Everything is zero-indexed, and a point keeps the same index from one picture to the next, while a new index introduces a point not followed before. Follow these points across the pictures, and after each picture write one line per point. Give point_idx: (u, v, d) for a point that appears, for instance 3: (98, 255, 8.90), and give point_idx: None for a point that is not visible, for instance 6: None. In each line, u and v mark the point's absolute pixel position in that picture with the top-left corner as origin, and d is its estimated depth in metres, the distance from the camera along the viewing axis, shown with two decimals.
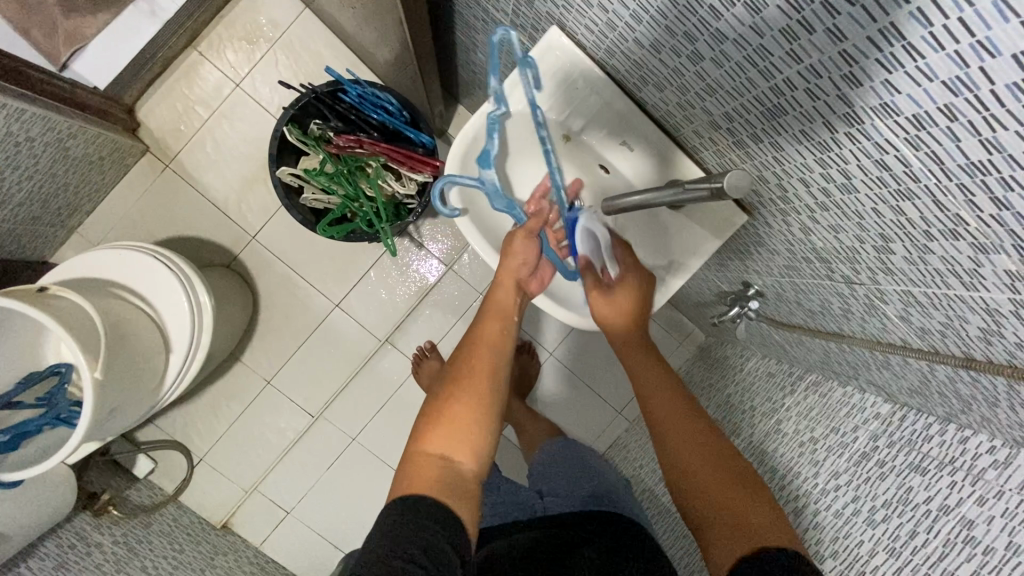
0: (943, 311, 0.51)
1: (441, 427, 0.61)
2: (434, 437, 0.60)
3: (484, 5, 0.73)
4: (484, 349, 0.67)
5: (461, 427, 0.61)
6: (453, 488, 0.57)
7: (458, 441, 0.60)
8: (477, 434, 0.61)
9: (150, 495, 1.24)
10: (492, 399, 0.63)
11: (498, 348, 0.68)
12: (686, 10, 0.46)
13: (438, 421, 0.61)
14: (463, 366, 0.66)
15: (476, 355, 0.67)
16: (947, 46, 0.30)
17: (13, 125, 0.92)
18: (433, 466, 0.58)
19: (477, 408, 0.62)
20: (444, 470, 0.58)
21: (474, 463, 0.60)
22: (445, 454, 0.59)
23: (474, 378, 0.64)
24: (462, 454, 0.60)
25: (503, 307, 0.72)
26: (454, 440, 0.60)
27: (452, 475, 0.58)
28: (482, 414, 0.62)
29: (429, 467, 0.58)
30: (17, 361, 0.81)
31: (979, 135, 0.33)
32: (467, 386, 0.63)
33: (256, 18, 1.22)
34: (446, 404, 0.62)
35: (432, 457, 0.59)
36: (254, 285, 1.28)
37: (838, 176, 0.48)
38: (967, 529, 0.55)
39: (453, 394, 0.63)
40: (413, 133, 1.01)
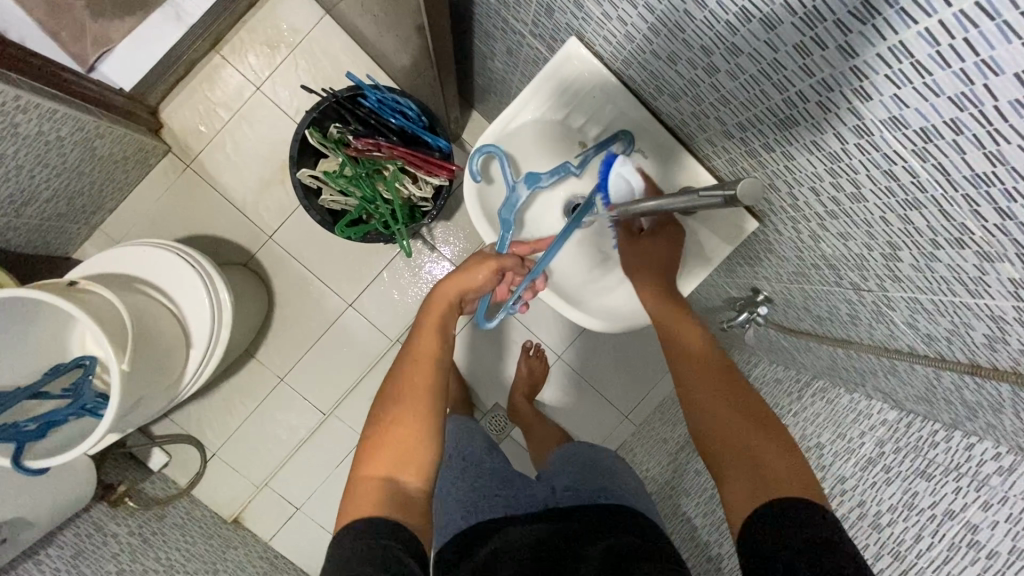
0: (950, 317, 0.52)
1: (384, 450, 0.65)
2: (378, 463, 0.64)
3: (504, 15, 0.75)
4: (423, 367, 0.72)
5: (404, 446, 0.65)
6: (403, 503, 0.61)
7: (404, 460, 0.64)
8: (420, 450, 0.65)
9: (164, 488, 1.27)
10: (431, 415, 0.68)
11: (436, 364, 0.73)
12: (702, 25, 0.48)
13: (381, 444, 0.66)
14: (404, 388, 0.71)
15: (416, 375, 0.72)
16: (953, 64, 0.32)
17: (44, 124, 0.96)
18: (377, 490, 0.61)
19: (419, 429, 0.66)
20: (392, 490, 0.62)
21: (420, 476, 0.64)
22: (388, 475, 0.63)
23: (417, 402, 0.69)
24: (407, 476, 0.64)
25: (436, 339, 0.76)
26: (395, 460, 0.64)
27: (399, 492, 0.62)
28: (423, 429, 0.67)
29: (373, 490, 0.61)
30: (46, 352, 0.84)
31: (983, 148, 0.35)
32: (408, 407, 0.68)
33: (278, 24, 1.25)
34: (390, 430, 0.66)
35: (375, 480, 0.62)
36: (270, 284, 1.30)
37: (847, 186, 0.50)
38: (971, 533, 0.57)
39: (395, 418, 0.67)
40: (431, 138, 1.04)
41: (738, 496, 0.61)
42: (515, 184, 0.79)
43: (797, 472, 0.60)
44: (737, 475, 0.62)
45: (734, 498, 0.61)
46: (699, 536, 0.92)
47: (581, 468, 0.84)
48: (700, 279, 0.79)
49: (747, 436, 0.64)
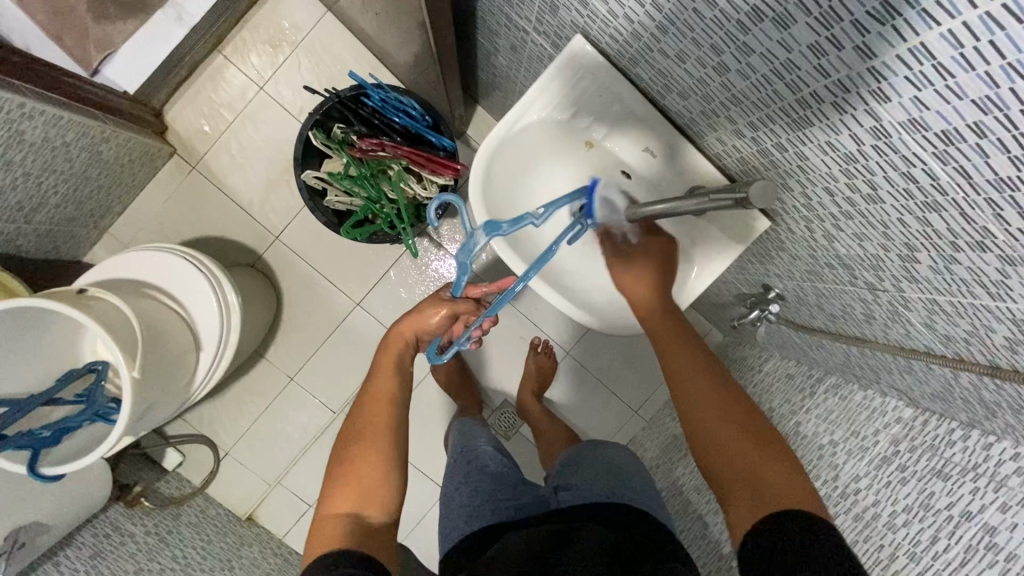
0: (969, 319, 0.51)
1: (347, 488, 0.69)
2: (341, 501, 0.68)
3: (507, 12, 0.74)
4: (381, 408, 0.78)
5: (366, 483, 0.70)
6: (367, 536, 0.64)
7: (365, 496, 0.68)
8: (380, 485, 0.70)
9: (178, 487, 1.28)
10: (390, 450, 0.73)
11: (393, 404, 0.79)
12: (712, 24, 0.47)
13: (343, 482, 0.70)
14: (364, 431, 0.76)
15: (374, 416, 0.77)
16: (977, 67, 0.31)
17: (49, 131, 0.96)
18: (341, 524, 0.65)
19: (381, 462, 0.72)
20: (355, 525, 0.65)
21: (384, 510, 0.68)
22: (353, 511, 0.67)
23: (377, 438, 0.74)
24: (370, 509, 0.68)
25: (386, 390, 0.80)
26: (358, 496, 0.68)
27: (363, 526, 0.66)
28: (383, 463, 0.72)
29: (336, 526, 0.65)
30: (58, 359, 0.85)
31: (1008, 152, 0.33)
32: (368, 446, 0.73)
33: (280, 22, 1.24)
34: (354, 467, 0.71)
35: (339, 517, 0.66)
36: (278, 284, 1.31)
37: (863, 187, 0.48)
38: (989, 535, 0.55)
39: (357, 456, 0.72)
40: (435, 137, 1.03)
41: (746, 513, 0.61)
42: (473, 231, 0.68)
43: (795, 485, 0.61)
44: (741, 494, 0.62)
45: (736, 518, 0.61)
46: (709, 533, 0.91)
47: (589, 468, 0.84)
48: (710, 279, 0.78)
49: (752, 458, 0.64)
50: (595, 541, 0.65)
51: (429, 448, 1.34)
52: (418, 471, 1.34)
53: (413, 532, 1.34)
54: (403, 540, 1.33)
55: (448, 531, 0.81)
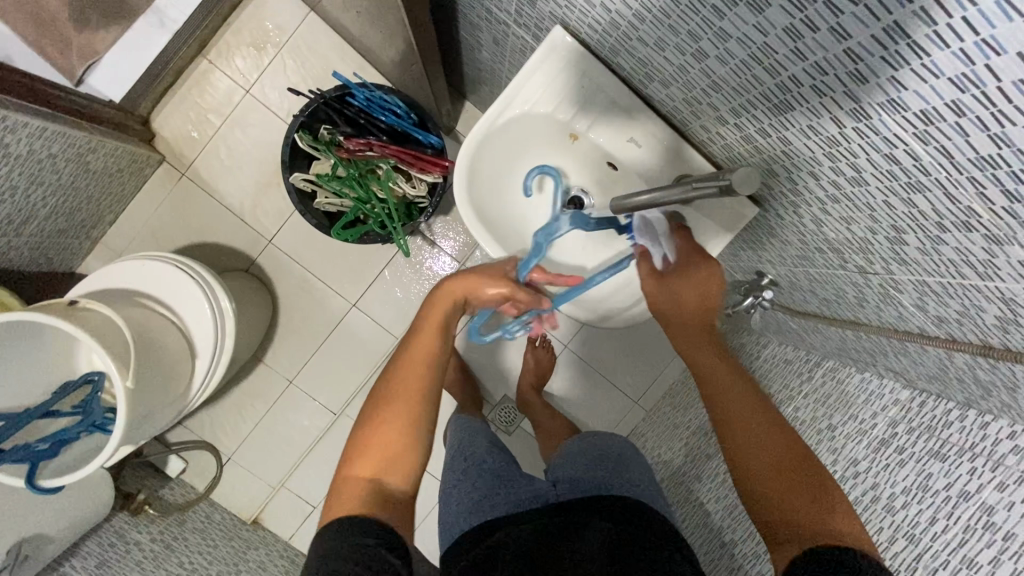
0: (959, 300, 0.50)
1: (371, 450, 0.65)
2: (364, 462, 0.64)
3: (486, 5, 0.73)
4: (416, 369, 0.70)
5: (390, 448, 0.65)
6: (390, 508, 0.61)
7: (389, 463, 0.64)
8: (407, 453, 0.65)
9: (183, 493, 1.29)
10: (420, 420, 0.67)
11: (430, 367, 0.71)
12: (688, 10, 0.46)
13: (369, 443, 0.65)
14: (394, 390, 0.69)
15: (408, 377, 0.70)
16: (952, 44, 0.30)
17: (35, 143, 0.96)
18: (362, 490, 0.62)
19: (407, 430, 0.66)
20: (376, 493, 0.62)
21: (405, 480, 0.64)
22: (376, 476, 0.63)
23: (405, 401, 0.68)
24: (392, 475, 0.64)
25: (424, 353, 0.72)
26: (381, 462, 0.64)
27: (384, 495, 0.62)
28: (411, 434, 0.66)
29: (358, 491, 0.62)
30: (53, 372, 0.85)
31: (988, 130, 0.33)
32: (396, 410, 0.67)
33: (263, 24, 1.23)
34: (379, 429, 0.66)
35: (362, 483, 0.62)
36: (273, 288, 1.30)
37: (847, 170, 0.48)
38: (987, 515, 0.55)
39: (384, 417, 0.67)
40: (422, 135, 1.02)
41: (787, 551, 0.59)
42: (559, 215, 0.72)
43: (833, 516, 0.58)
44: (784, 535, 0.60)
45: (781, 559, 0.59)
46: (712, 521, 0.91)
47: (588, 461, 0.84)
48: None
49: (791, 494, 0.62)
50: (601, 539, 0.65)
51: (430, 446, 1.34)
52: None
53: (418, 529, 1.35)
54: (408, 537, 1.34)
55: (448, 527, 0.81)
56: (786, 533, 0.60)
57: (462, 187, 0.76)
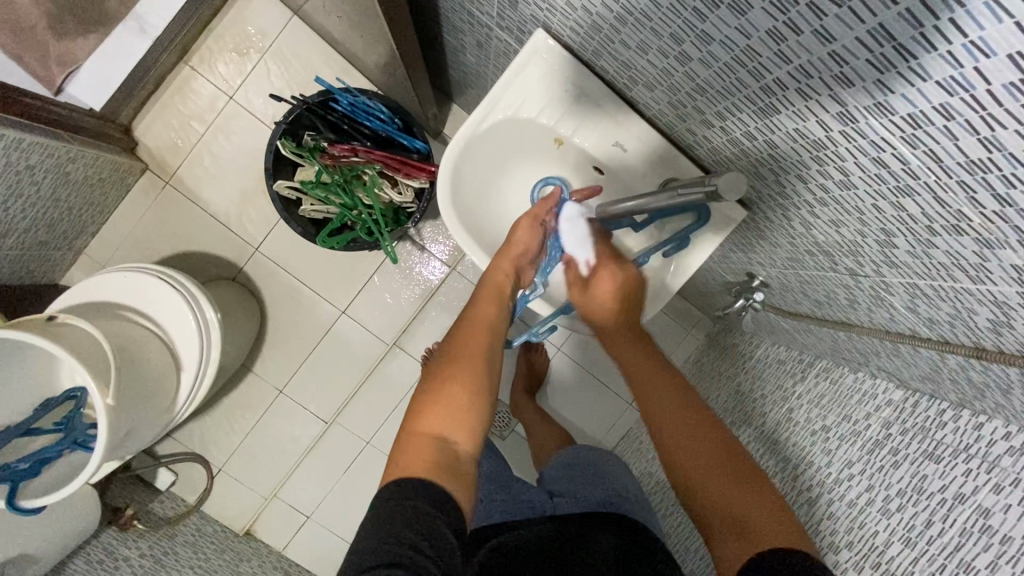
0: (951, 303, 0.49)
1: (438, 407, 0.60)
2: (430, 420, 0.60)
3: (469, 9, 0.72)
4: (481, 333, 0.68)
5: (456, 408, 0.61)
6: (458, 474, 0.57)
7: (457, 423, 0.60)
8: (475, 417, 0.61)
9: (172, 506, 1.27)
10: (487, 382, 0.64)
11: (494, 334, 0.68)
12: (670, 12, 0.45)
13: (435, 401, 0.61)
14: (459, 351, 0.66)
15: (473, 342, 0.67)
16: (939, 46, 0.29)
17: (13, 154, 0.93)
18: (428, 450, 0.57)
19: (471, 390, 0.62)
20: (443, 455, 0.57)
21: (472, 445, 0.60)
22: (440, 436, 0.59)
23: (470, 359, 0.64)
24: (457, 437, 0.59)
25: (487, 319, 0.70)
26: (450, 422, 0.60)
27: (451, 459, 0.57)
28: (479, 397, 0.62)
29: (428, 451, 0.57)
30: (33, 390, 0.82)
31: (977, 133, 0.32)
32: (463, 370, 0.63)
33: (245, 29, 1.21)
34: (443, 387, 0.62)
35: (427, 442, 0.58)
36: (261, 297, 1.29)
37: (835, 173, 0.47)
38: (983, 518, 0.54)
39: (448, 377, 0.63)
40: (407, 140, 1.01)
41: (731, 551, 0.56)
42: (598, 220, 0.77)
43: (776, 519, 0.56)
44: (720, 529, 0.58)
45: (725, 561, 0.56)
46: None
47: (582, 472, 0.84)
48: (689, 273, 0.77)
49: (721, 484, 0.60)
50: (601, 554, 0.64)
51: None
52: None
53: None
54: None
55: None
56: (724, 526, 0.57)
57: (447, 193, 0.74)
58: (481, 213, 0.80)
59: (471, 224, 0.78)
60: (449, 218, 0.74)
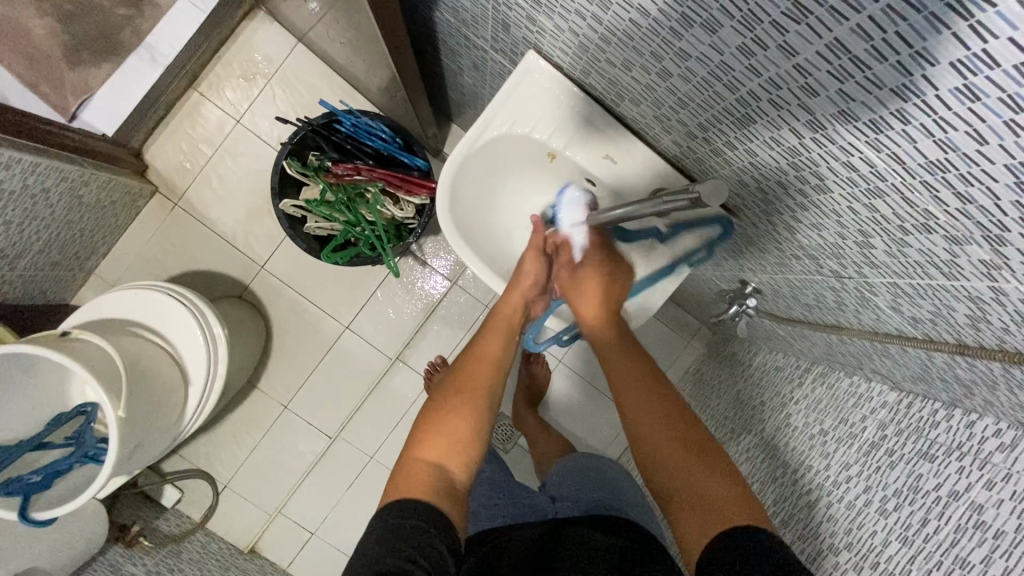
0: (930, 300, 0.51)
1: (437, 437, 0.63)
2: (429, 447, 0.62)
3: (466, 33, 0.76)
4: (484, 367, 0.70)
5: (456, 437, 0.63)
6: (454, 498, 0.59)
7: (452, 450, 0.62)
8: (473, 445, 0.64)
9: (178, 524, 1.27)
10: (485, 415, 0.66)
11: (497, 369, 0.71)
12: (649, 32, 0.48)
13: (436, 430, 0.64)
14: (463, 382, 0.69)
15: (476, 375, 0.69)
16: (889, 57, 0.32)
17: (28, 178, 0.97)
18: (425, 473, 0.60)
19: (469, 423, 0.65)
20: (438, 479, 0.59)
21: (465, 471, 0.62)
22: (437, 462, 0.61)
23: (471, 392, 0.67)
24: (453, 463, 0.62)
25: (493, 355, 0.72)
26: (449, 449, 0.62)
27: (446, 483, 0.60)
28: (478, 428, 0.65)
29: (424, 473, 0.60)
30: (46, 406, 0.85)
31: (933, 136, 0.34)
32: (462, 401, 0.66)
33: (252, 56, 1.26)
34: (444, 417, 0.65)
35: (425, 465, 0.60)
36: (266, 313, 1.31)
37: (811, 178, 0.49)
38: (977, 514, 0.55)
39: (450, 408, 0.65)
40: (408, 158, 1.05)
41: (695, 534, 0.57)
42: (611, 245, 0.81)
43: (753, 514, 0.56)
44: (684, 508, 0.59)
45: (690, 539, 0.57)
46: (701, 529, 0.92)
47: (585, 476, 0.85)
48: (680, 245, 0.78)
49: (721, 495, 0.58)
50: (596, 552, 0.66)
51: None
52: None
53: None
54: None
55: None
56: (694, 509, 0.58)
57: (444, 205, 0.77)
58: (480, 224, 0.83)
59: (470, 236, 0.81)
60: (446, 226, 0.77)
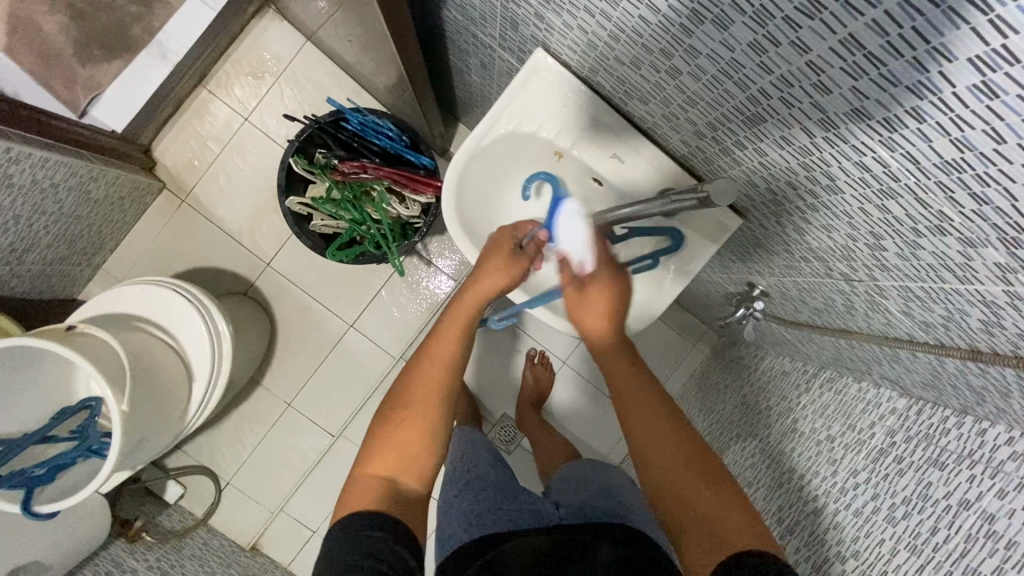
0: (942, 304, 0.50)
1: (387, 449, 0.62)
2: (377, 459, 0.61)
3: (474, 31, 0.76)
4: (436, 370, 0.67)
5: (406, 447, 0.62)
6: (405, 506, 0.58)
7: (403, 462, 0.61)
8: (424, 451, 0.63)
9: (180, 520, 1.27)
10: (437, 423, 0.64)
11: (451, 372, 0.68)
12: (658, 29, 0.48)
13: (383, 442, 0.62)
14: (413, 389, 0.66)
15: (428, 381, 0.67)
16: (904, 53, 0.32)
17: (37, 172, 0.97)
18: (374, 486, 0.59)
19: (419, 431, 0.63)
20: (386, 492, 0.59)
21: (419, 480, 0.62)
22: (387, 475, 0.60)
23: (420, 402, 0.65)
24: (404, 475, 0.61)
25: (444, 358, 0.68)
26: (398, 461, 0.61)
27: (398, 494, 0.59)
28: (429, 434, 0.64)
29: (372, 487, 0.59)
30: (52, 399, 0.85)
31: (949, 135, 0.34)
32: (412, 410, 0.64)
33: (260, 54, 1.27)
34: (392, 428, 0.63)
35: (374, 479, 0.60)
36: (271, 311, 1.31)
37: (822, 178, 0.49)
38: (988, 523, 0.53)
39: (399, 418, 0.64)
40: (414, 157, 1.04)
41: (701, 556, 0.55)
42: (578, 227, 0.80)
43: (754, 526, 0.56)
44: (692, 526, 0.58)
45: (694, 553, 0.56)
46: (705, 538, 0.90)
47: (589, 483, 0.85)
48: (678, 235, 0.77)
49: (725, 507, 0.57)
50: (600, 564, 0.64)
51: None
52: None
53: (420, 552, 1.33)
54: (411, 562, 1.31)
55: (444, 539, 0.81)
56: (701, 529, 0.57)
57: (450, 202, 0.77)
58: (486, 222, 0.83)
59: (474, 233, 0.80)
60: (450, 223, 0.77)
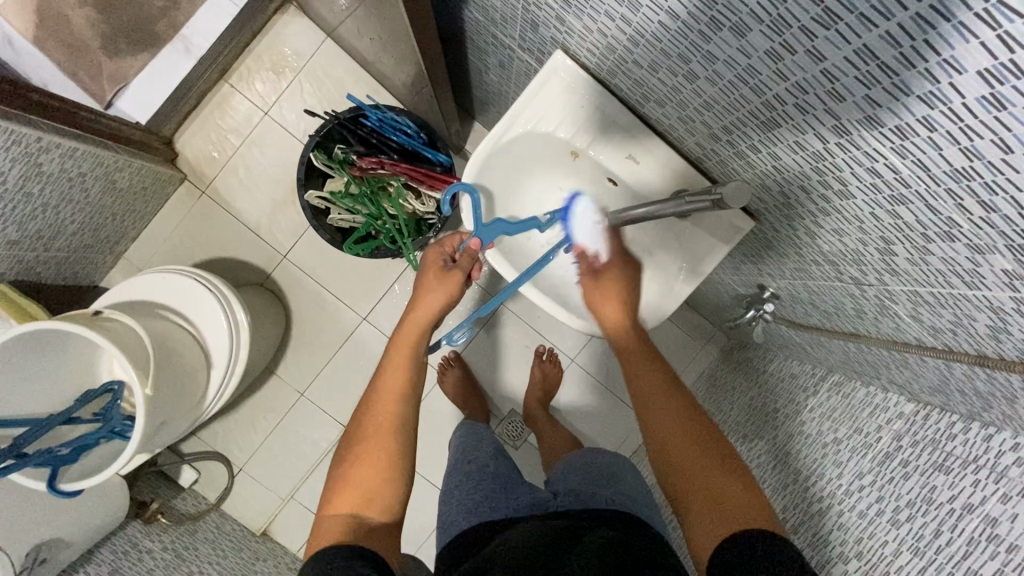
0: (951, 309, 0.51)
1: (350, 489, 0.64)
2: (342, 498, 0.63)
3: (494, 32, 0.77)
4: (390, 402, 0.69)
5: (368, 482, 0.64)
6: (375, 538, 0.60)
7: (369, 496, 0.63)
8: (388, 486, 0.64)
9: (194, 503, 1.30)
10: (398, 455, 0.66)
11: (405, 402, 0.70)
12: (677, 35, 0.49)
13: (344, 484, 0.64)
14: (371, 425, 0.68)
15: (380, 419, 0.68)
16: (917, 64, 0.33)
17: (65, 162, 1.00)
18: (340, 525, 0.60)
19: (379, 466, 0.65)
20: (354, 527, 0.60)
21: (385, 510, 0.63)
22: (354, 511, 0.62)
23: (376, 439, 0.66)
24: (371, 507, 0.63)
25: (398, 386, 0.71)
26: (362, 498, 0.63)
27: (365, 528, 0.61)
28: (394, 465, 0.65)
29: (336, 525, 0.61)
30: (77, 382, 0.88)
31: (958, 144, 0.35)
32: (370, 448, 0.66)
33: (281, 50, 1.29)
34: (351, 468, 0.65)
35: (341, 516, 0.61)
36: (286, 302, 1.34)
37: (835, 183, 0.50)
38: (991, 527, 0.54)
39: (358, 455, 0.66)
40: (431, 154, 1.06)
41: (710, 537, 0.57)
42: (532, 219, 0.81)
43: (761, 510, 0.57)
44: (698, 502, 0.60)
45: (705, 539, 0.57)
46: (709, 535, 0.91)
47: (591, 473, 0.85)
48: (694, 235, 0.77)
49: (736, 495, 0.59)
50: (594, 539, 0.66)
51: (436, 455, 1.36)
52: (424, 479, 1.35)
53: (425, 543, 1.35)
54: (414, 552, 1.34)
55: (448, 528, 0.83)
56: (704, 506, 0.59)
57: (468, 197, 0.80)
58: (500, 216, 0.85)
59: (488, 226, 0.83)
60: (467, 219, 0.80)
